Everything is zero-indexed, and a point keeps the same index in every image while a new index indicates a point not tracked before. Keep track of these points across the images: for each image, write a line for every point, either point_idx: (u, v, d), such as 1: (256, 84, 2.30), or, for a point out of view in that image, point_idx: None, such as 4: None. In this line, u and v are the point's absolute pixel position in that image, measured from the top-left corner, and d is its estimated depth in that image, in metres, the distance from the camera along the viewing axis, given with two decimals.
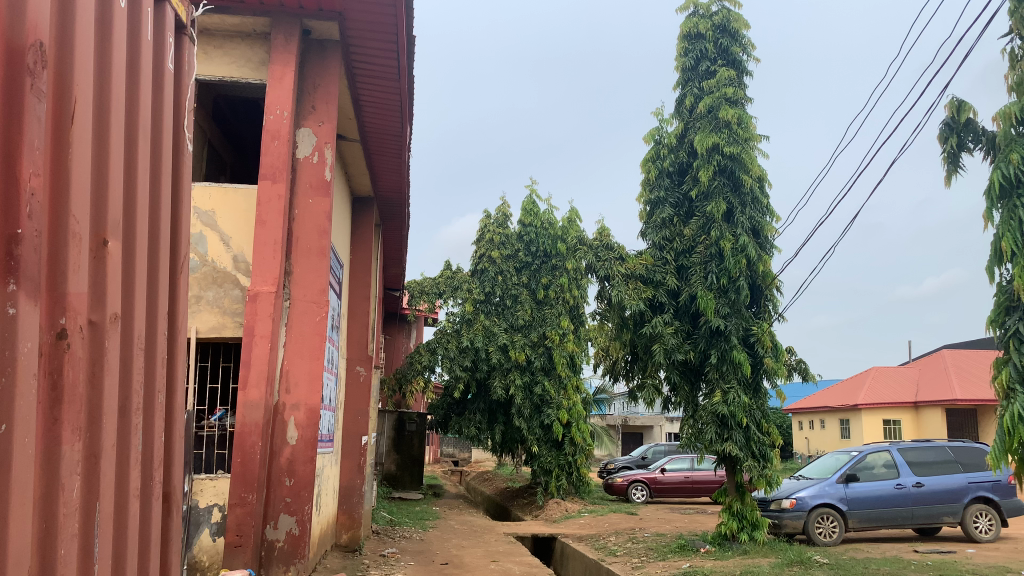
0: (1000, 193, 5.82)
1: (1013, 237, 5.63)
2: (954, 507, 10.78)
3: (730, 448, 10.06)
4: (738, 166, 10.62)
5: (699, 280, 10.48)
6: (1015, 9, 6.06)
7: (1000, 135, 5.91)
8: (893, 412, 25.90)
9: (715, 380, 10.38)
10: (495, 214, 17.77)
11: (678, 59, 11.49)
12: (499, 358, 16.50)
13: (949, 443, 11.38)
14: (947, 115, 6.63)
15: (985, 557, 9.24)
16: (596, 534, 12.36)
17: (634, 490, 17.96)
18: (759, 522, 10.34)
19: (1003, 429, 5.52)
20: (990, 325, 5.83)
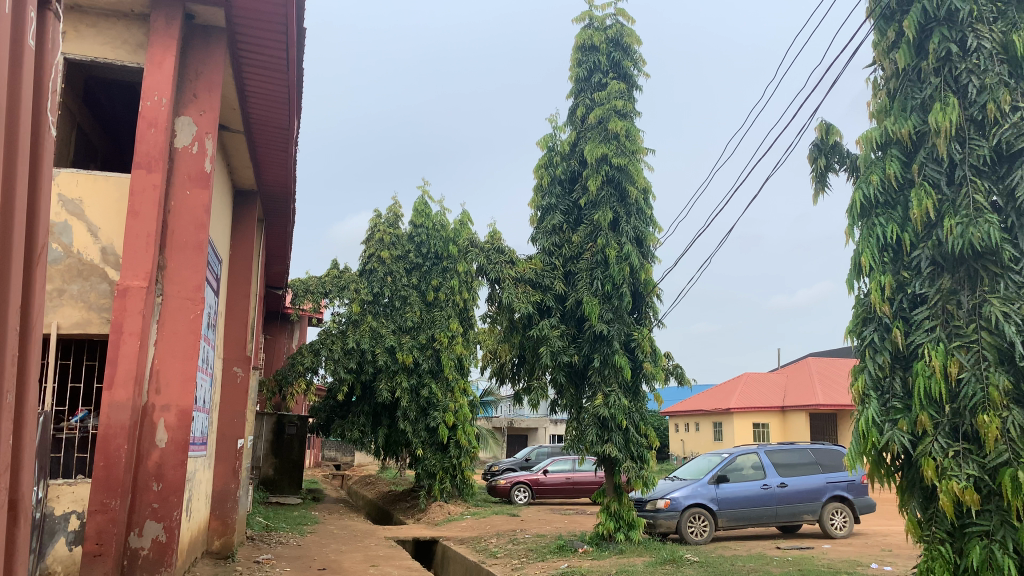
0: (861, 212, 6.23)
1: (870, 253, 6.06)
2: (813, 506, 11.46)
3: (609, 450, 10.32)
4: (625, 177, 10.96)
5: (585, 285, 10.70)
6: (878, 41, 6.51)
7: (862, 157, 6.35)
8: (762, 416, 27.29)
9: (597, 383, 10.62)
10: (386, 215, 17.54)
11: (572, 70, 11.71)
12: (385, 360, 16.31)
13: (811, 446, 12.09)
14: (816, 137, 7.06)
15: (839, 551, 9.87)
16: (478, 536, 12.40)
17: (517, 491, 18.13)
18: (635, 521, 10.67)
19: (858, 432, 5.83)
20: (849, 334, 6.23)
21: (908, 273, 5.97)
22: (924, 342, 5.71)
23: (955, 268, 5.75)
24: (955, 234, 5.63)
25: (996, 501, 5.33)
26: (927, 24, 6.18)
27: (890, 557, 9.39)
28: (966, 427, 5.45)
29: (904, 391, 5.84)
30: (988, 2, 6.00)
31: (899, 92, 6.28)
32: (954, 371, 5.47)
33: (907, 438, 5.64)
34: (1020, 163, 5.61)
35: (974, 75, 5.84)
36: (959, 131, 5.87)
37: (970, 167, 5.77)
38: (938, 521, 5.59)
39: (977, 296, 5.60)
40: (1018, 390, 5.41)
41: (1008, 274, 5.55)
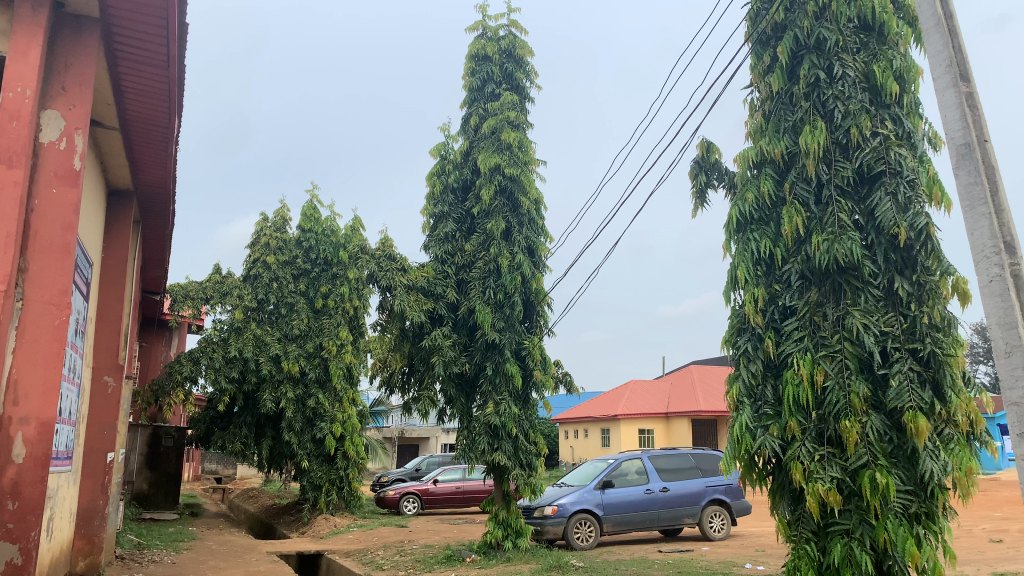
0: (737, 227, 6.53)
1: (746, 267, 6.35)
2: (693, 509, 11.88)
3: (499, 458, 10.36)
4: (517, 187, 11.11)
5: (477, 294, 10.71)
6: (755, 65, 6.89)
7: (739, 175, 6.65)
8: (648, 423, 28.08)
9: (488, 392, 10.64)
10: (273, 218, 17.03)
11: (465, 78, 11.76)
12: (270, 370, 15.80)
13: (691, 451, 12.54)
14: (697, 154, 7.36)
15: (717, 553, 10.27)
16: (364, 548, 12.16)
17: (406, 502, 17.88)
18: (523, 529, 10.74)
19: (733, 438, 6.09)
20: (725, 344, 6.49)
21: (779, 286, 6.30)
22: (794, 351, 6.02)
23: (822, 282, 6.11)
24: (821, 250, 5.98)
25: (856, 502, 5.66)
26: (797, 51, 6.58)
27: (762, 557, 9.84)
28: (830, 432, 5.77)
29: (775, 398, 6.13)
30: (852, 34, 6.44)
31: (773, 114, 6.64)
32: (820, 380, 5.80)
33: (778, 442, 5.91)
34: (879, 185, 6.01)
35: (839, 101, 6.25)
36: (825, 153, 6.24)
37: (835, 187, 6.15)
38: (805, 521, 5.88)
39: (841, 309, 5.97)
40: (876, 397, 5.80)
41: (867, 287, 5.95)
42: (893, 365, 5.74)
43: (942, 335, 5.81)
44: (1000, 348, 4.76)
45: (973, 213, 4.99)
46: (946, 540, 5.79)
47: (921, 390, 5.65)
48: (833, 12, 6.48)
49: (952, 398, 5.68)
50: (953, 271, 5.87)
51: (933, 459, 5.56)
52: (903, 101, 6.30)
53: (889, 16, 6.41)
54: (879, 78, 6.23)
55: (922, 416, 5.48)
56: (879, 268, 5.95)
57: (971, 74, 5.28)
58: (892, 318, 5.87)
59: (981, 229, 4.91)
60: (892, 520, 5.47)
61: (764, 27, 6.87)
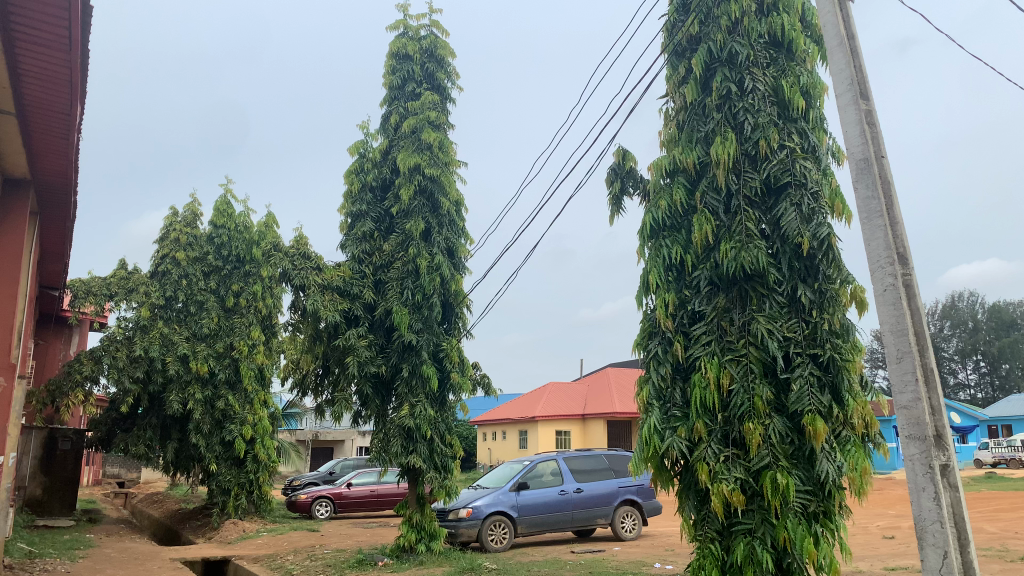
0: (650, 233, 6.66)
1: (658, 272, 6.48)
2: (606, 510, 12.06)
3: (413, 460, 10.28)
4: (437, 188, 11.07)
5: (394, 295, 10.60)
6: (670, 76, 7.06)
7: (653, 183, 6.79)
8: (564, 424, 28.38)
9: (404, 394, 10.55)
10: (183, 213, 16.47)
11: (386, 77, 11.64)
12: (177, 370, 15.25)
13: (605, 452, 12.74)
14: (613, 161, 7.48)
15: (627, 553, 10.47)
16: (272, 553, 11.85)
17: (318, 505, 17.61)
18: (437, 532, 10.69)
19: (642, 439, 6.21)
20: (637, 347, 6.61)
21: (689, 291, 6.45)
22: (702, 355, 6.18)
23: (729, 288, 6.29)
24: (729, 257, 6.17)
25: (758, 502, 5.84)
26: (711, 64, 6.77)
27: (671, 556, 10.08)
28: (735, 434, 5.95)
29: (683, 400, 6.28)
30: (762, 49, 6.67)
31: (686, 124, 6.81)
32: (726, 383, 5.97)
33: (685, 444, 6.05)
34: (784, 197, 6.24)
35: (749, 113, 6.46)
36: (735, 164, 6.43)
37: (743, 198, 6.35)
38: (710, 520, 6.04)
39: (747, 314, 6.16)
40: (778, 400, 6.01)
41: (772, 294, 6.16)
42: (795, 369, 5.96)
43: (841, 341, 6.07)
44: (892, 355, 4.99)
45: (870, 225, 5.22)
46: (842, 537, 6.05)
47: (820, 393, 5.89)
48: (745, 28, 6.70)
49: (850, 402, 5.94)
50: (851, 280, 6.14)
51: (830, 459, 5.81)
52: (809, 116, 6.56)
53: (797, 34, 6.67)
54: (787, 93, 6.47)
55: (821, 420, 5.72)
56: (784, 276, 6.17)
57: (870, 93, 5.54)
58: (794, 324, 6.10)
59: (876, 241, 5.15)
60: (792, 519, 5.68)
61: (680, 39, 7.06)
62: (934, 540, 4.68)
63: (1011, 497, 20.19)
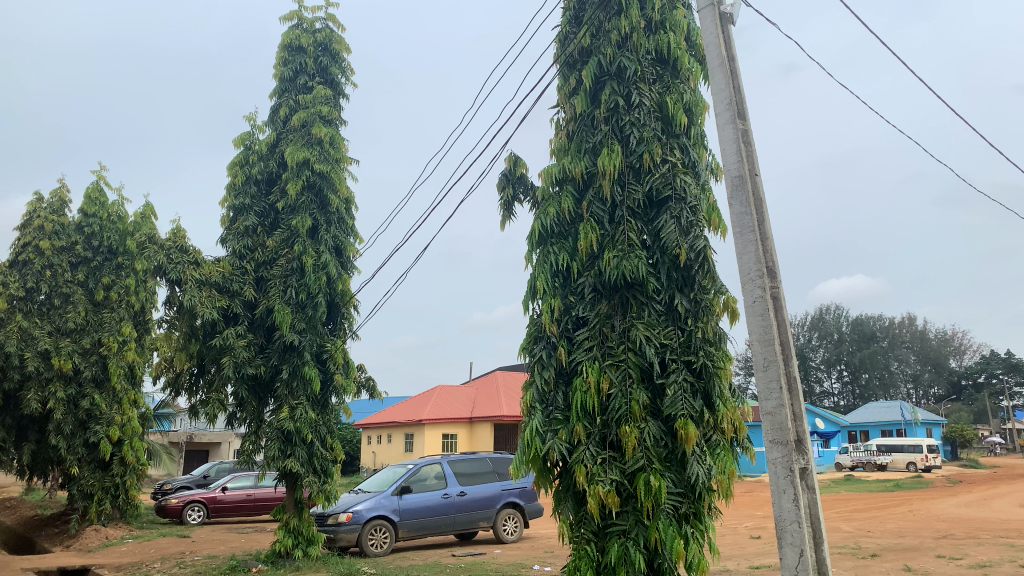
0: (538, 239, 6.75)
1: (544, 278, 6.57)
2: (488, 513, 12.12)
3: (291, 464, 10.02)
4: (326, 184, 10.86)
5: (277, 293, 10.30)
6: (562, 85, 7.20)
7: (542, 189, 6.88)
8: (451, 428, 28.37)
9: (284, 396, 10.26)
10: (50, 199, 15.47)
11: (276, 68, 11.34)
12: (36, 367, 14.25)
13: (490, 455, 12.79)
14: (505, 167, 7.55)
15: (507, 555, 10.58)
16: (137, 561, 11.25)
17: (190, 510, 16.90)
18: (314, 537, 10.46)
19: (524, 442, 6.29)
20: (522, 351, 6.68)
21: (574, 297, 6.58)
22: (583, 360, 6.31)
23: (611, 296, 6.45)
24: (612, 265, 6.33)
25: (632, 503, 6.00)
26: (600, 76, 6.95)
27: (549, 558, 10.26)
28: (612, 437, 6.09)
29: (565, 404, 6.40)
30: (649, 65, 6.90)
31: (576, 134, 6.95)
32: (605, 387, 6.11)
33: (565, 446, 6.15)
34: (665, 210, 6.46)
35: (635, 127, 6.66)
36: (620, 175, 6.61)
37: (627, 208, 6.54)
38: (586, 522, 6.16)
39: (627, 321, 6.34)
40: (654, 405, 6.22)
41: (651, 302, 6.37)
42: (670, 375, 6.18)
43: (714, 349, 6.36)
44: (759, 363, 5.23)
45: (743, 239, 5.47)
46: (710, 537, 6.31)
47: (692, 398, 6.13)
48: (633, 43, 6.92)
49: (720, 407, 6.21)
50: (724, 291, 6.45)
51: (701, 463, 6.05)
52: (690, 132, 6.84)
53: (682, 53, 6.95)
54: (671, 109, 6.71)
55: (692, 424, 5.95)
56: (663, 285, 6.39)
57: (747, 113, 5.84)
58: (671, 332, 6.33)
59: (748, 255, 5.40)
60: (663, 520, 5.87)
61: (571, 50, 7.21)
62: (792, 539, 4.95)
63: (865, 498, 21.68)
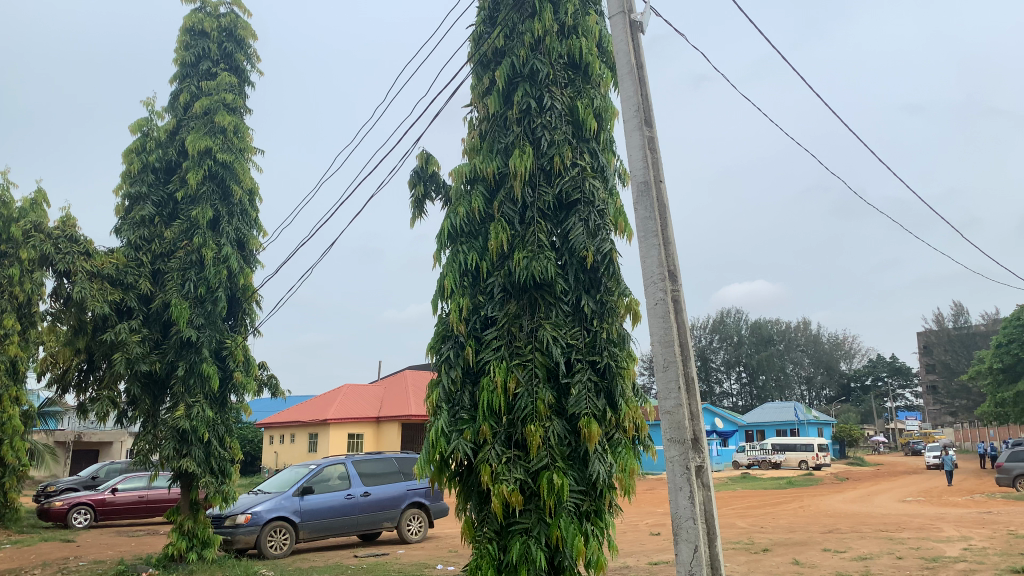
0: (449, 238, 6.71)
1: (454, 277, 6.54)
2: (392, 513, 12.01)
3: (187, 464, 9.65)
4: (229, 174, 10.53)
5: (174, 287, 9.89)
6: (476, 84, 7.20)
7: (454, 188, 6.84)
8: (357, 427, 27.99)
9: (180, 393, 9.86)
10: None
11: (177, 52, 10.93)
12: None
13: (396, 455, 12.66)
14: (416, 164, 7.49)
15: (410, 555, 10.51)
16: (15, 568, 10.59)
17: (75, 513, 16.05)
18: (210, 539, 10.11)
19: (429, 442, 6.25)
20: (430, 351, 6.63)
21: (482, 297, 6.57)
22: (490, 359, 6.32)
23: (520, 296, 6.49)
24: (521, 265, 6.37)
25: (535, 502, 6.05)
26: (513, 77, 6.99)
27: (453, 558, 10.26)
28: (517, 436, 6.13)
29: (471, 403, 6.39)
30: (561, 69, 6.99)
31: (488, 134, 6.96)
32: (512, 387, 6.14)
33: (469, 446, 6.13)
34: (573, 212, 6.56)
35: (546, 130, 6.73)
36: (531, 177, 6.65)
37: (537, 210, 6.59)
38: (488, 521, 6.17)
39: (535, 321, 6.39)
40: (559, 404, 6.29)
41: (558, 303, 6.44)
42: (575, 375, 6.27)
43: (618, 350, 6.50)
44: (659, 364, 5.36)
45: (646, 244, 5.60)
46: (610, 534, 6.44)
47: (596, 398, 6.24)
48: (546, 46, 6.98)
49: (623, 406, 6.35)
50: (628, 293, 6.61)
51: (602, 461, 6.17)
52: (600, 137, 6.97)
53: (593, 58, 7.06)
54: (581, 113, 6.81)
55: (595, 423, 6.06)
56: (570, 286, 6.48)
57: (653, 121, 5.96)
58: (577, 332, 6.42)
59: (651, 258, 5.53)
60: (565, 518, 5.94)
61: (485, 50, 7.22)
62: (687, 536, 5.09)
63: (758, 496, 22.57)
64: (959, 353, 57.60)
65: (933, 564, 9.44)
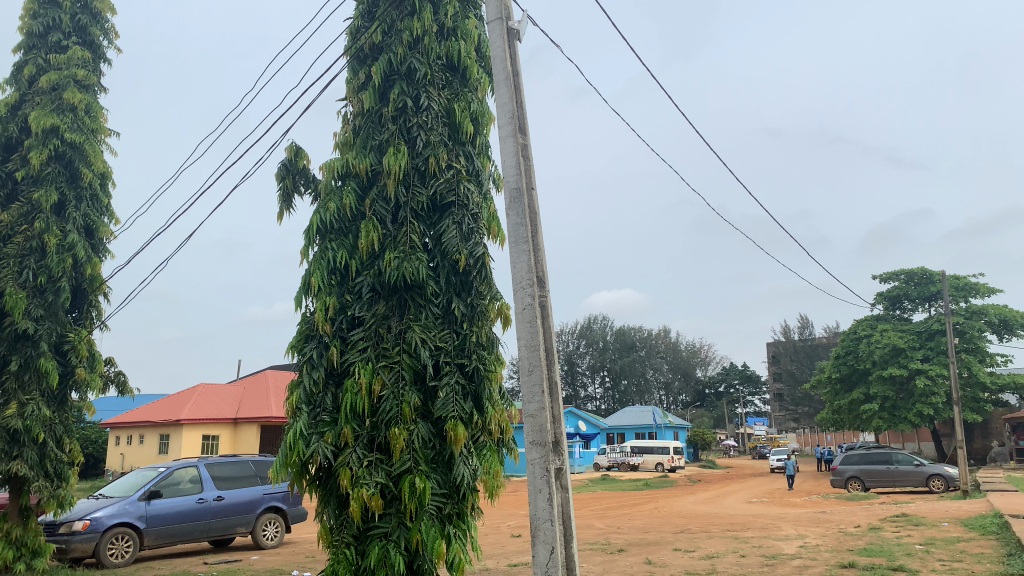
0: (318, 233, 6.50)
1: (320, 275, 6.33)
2: (247, 518, 11.56)
3: (17, 467, 8.90)
4: (77, 156, 9.84)
5: (9, 275, 9.09)
6: (351, 78, 7.05)
7: (324, 183, 6.63)
8: (213, 428, 26.76)
9: (13, 390, 9.07)
10: None
11: (23, 21, 10.10)
12: None
13: (252, 458, 12.17)
14: (285, 156, 7.25)
15: (265, 561, 10.16)
16: None
17: None
18: (42, 548, 9.35)
19: (286, 445, 6.01)
20: (292, 350, 6.40)
21: (350, 297, 6.40)
22: (356, 360, 6.18)
23: (389, 296, 6.39)
24: (392, 266, 6.28)
25: (396, 505, 5.97)
26: (390, 75, 6.90)
27: (310, 563, 10.02)
28: (380, 439, 6.03)
29: (333, 405, 6.22)
30: (438, 70, 6.97)
31: (361, 130, 6.81)
32: (377, 389, 6.03)
33: (330, 449, 5.97)
34: (447, 214, 6.55)
35: (422, 130, 6.68)
36: (404, 176, 6.58)
37: (410, 210, 6.53)
38: (346, 525, 6.02)
39: (403, 323, 6.32)
40: (424, 407, 6.24)
41: (428, 305, 6.40)
42: (442, 377, 6.25)
43: (486, 353, 6.56)
44: (524, 367, 5.42)
45: (517, 249, 5.66)
46: (472, 536, 6.45)
47: (463, 401, 6.24)
48: (424, 46, 6.94)
49: (489, 409, 6.41)
50: (498, 297, 6.68)
51: (467, 464, 6.18)
52: (476, 141, 7.00)
53: (471, 62, 7.09)
54: (458, 116, 6.82)
55: (461, 425, 6.07)
56: (441, 288, 6.47)
57: (527, 129, 6.03)
58: (446, 335, 6.40)
59: (521, 263, 5.59)
60: (426, 521, 5.91)
61: (362, 45, 7.08)
62: (544, 537, 5.17)
63: (616, 497, 23.31)
64: (802, 363, 61.82)
65: (772, 561, 10.05)
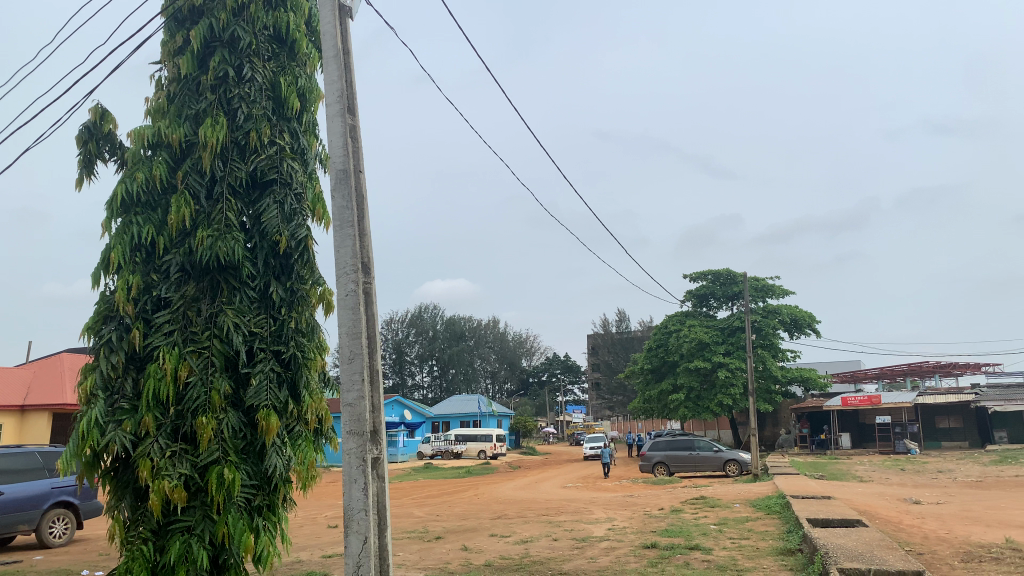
0: (121, 206, 5.98)
1: (122, 251, 5.82)
2: (30, 514, 10.53)
3: None
4: None
5: None
6: (167, 41, 6.56)
7: (131, 152, 6.11)
8: None
9: None
10: None
11: None
12: None
13: (39, 448, 11.07)
14: (88, 118, 6.62)
15: (49, 561, 9.30)
16: None
17: None
18: None
19: (78, 434, 5.49)
20: (87, 332, 5.87)
21: (156, 276, 5.95)
22: (160, 345, 5.75)
23: (200, 277, 6.01)
24: (204, 245, 5.90)
25: (201, 498, 5.63)
26: (210, 41, 6.48)
27: (101, 562, 9.30)
28: (185, 429, 5.66)
29: (134, 392, 5.76)
30: (264, 41, 6.62)
31: (176, 97, 6.34)
32: (183, 375, 5.65)
33: (128, 439, 5.53)
34: (268, 193, 6.25)
35: (244, 102, 6.33)
36: (222, 149, 6.20)
37: (227, 186, 6.15)
38: (144, 520, 5.60)
39: (215, 306, 5.96)
40: (235, 395, 5.92)
41: (243, 288, 6.08)
42: (256, 364, 5.97)
43: (305, 339, 6.35)
44: (345, 354, 5.28)
45: (341, 233, 5.49)
46: (282, 528, 6.23)
47: (277, 389, 6.00)
48: (250, 15, 6.57)
49: (305, 398, 6.21)
50: (320, 283, 6.50)
51: (280, 454, 5.94)
52: (301, 118, 6.74)
53: (300, 36, 6.81)
54: (283, 91, 6.53)
55: (274, 415, 5.83)
56: (258, 271, 6.16)
57: (356, 110, 5.87)
58: (262, 320, 6.12)
59: (345, 248, 5.44)
60: (233, 514, 5.63)
61: (181, 5, 6.59)
62: (358, 528, 5.06)
63: (437, 484, 23.43)
64: (619, 355, 65.09)
65: (581, 543, 10.49)
